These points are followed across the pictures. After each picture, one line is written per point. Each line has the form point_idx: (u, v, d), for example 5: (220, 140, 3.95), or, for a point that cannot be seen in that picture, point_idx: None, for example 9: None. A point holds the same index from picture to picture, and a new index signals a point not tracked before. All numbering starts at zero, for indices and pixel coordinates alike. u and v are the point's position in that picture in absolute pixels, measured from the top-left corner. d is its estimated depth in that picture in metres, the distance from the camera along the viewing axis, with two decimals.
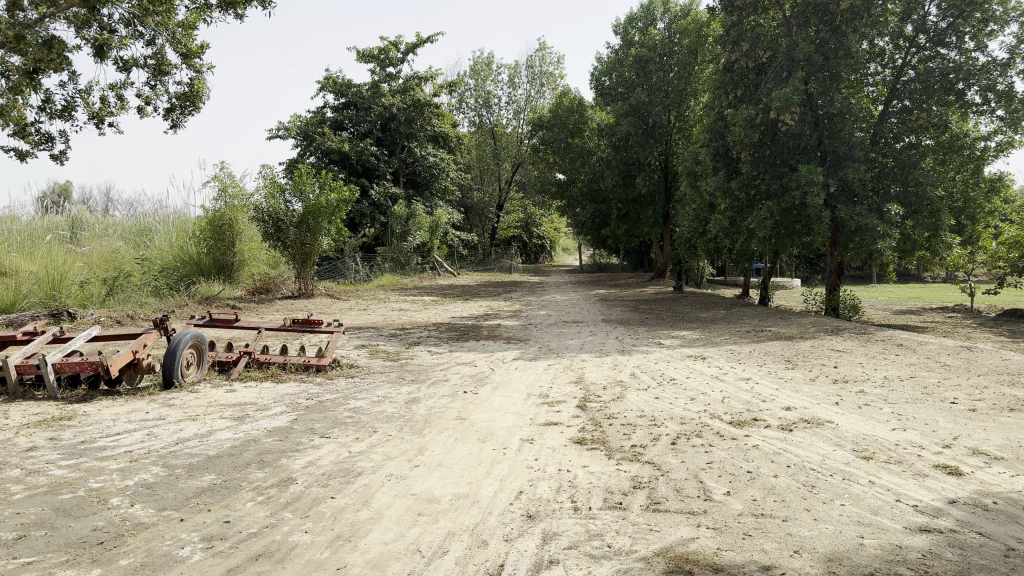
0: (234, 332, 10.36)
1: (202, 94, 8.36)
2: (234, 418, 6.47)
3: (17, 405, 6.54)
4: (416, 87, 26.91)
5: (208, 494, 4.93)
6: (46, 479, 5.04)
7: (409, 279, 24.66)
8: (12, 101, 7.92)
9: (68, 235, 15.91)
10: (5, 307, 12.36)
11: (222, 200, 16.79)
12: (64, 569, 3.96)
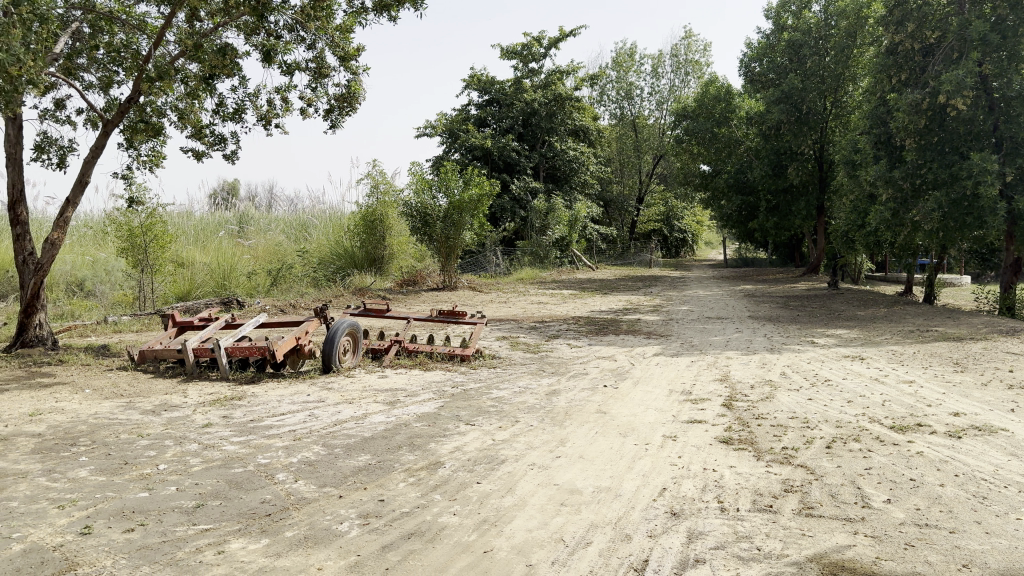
0: (385, 322, 10.82)
1: (358, 95, 8.73)
2: (386, 402, 6.78)
3: (194, 385, 7.13)
4: (558, 81, 26.94)
5: (363, 473, 5.19)
6: (221, 454, 5.47)
7: (549, 273, 24.80)
8: (191, 105, 8.51)
9: (236, 229, 17.36)
10: (182, 295, 13.64)
11: (374, 197, 17.50)
12: (236, 537, 4.29)
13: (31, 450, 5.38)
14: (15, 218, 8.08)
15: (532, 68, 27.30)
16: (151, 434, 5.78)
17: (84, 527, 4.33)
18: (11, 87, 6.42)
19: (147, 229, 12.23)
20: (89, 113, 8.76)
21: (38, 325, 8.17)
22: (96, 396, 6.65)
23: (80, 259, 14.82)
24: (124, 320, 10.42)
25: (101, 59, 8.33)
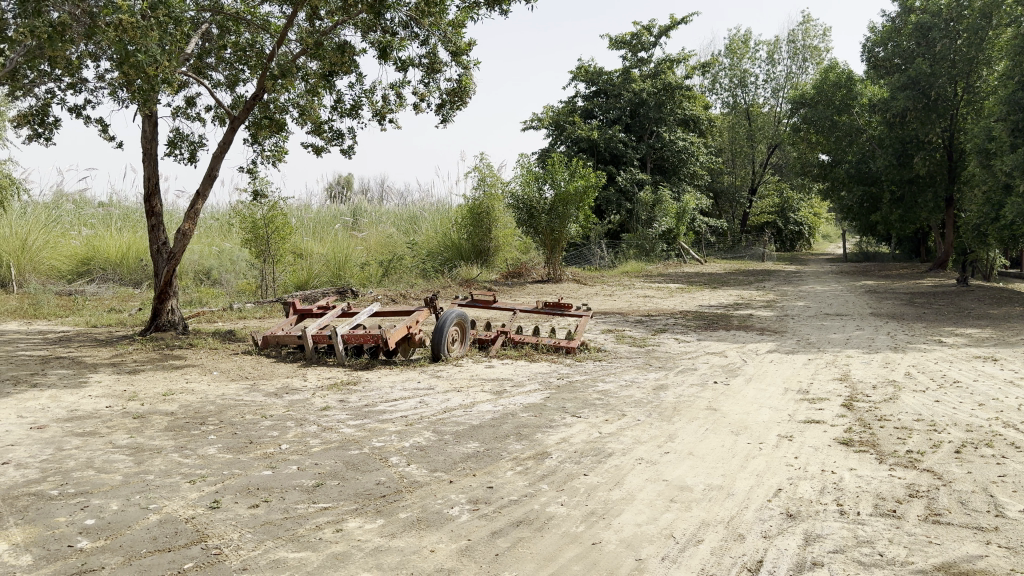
0: (492, 313, 10.97)
1: (469, 89, 8.85)
2: (493, 392, 6.87)
3: (311, 369, 7.45)
4: (668, 70, 26.46)
5: (473, 460, 5.28)
6: (338, 436, 5.69)
7: (655, 266, 24.47)
8: (311, 102, 8.84)
9: (350, 222, 18.05)
10: (300, 284, 14.26)
11: (481, 189, 17.71)
12: (353, 516, 4.45)
13: (166, 427, 5.75)
14: (151, 210, 8.63)
15: (641, 58, 26.94)
16: (273, 416, 6.07)
17: (213, 501, 4.60)
18: (148, 86, 6.79)
19: (268, 221, 12.85)
20: (216, 111, 9.25)
21: (171, 310, 8.72)
22: (224, 378, 7.05)
23: (207, 250, 15.73)
24: (247, 308, 10.98)
25: (228, 58, 8.79)
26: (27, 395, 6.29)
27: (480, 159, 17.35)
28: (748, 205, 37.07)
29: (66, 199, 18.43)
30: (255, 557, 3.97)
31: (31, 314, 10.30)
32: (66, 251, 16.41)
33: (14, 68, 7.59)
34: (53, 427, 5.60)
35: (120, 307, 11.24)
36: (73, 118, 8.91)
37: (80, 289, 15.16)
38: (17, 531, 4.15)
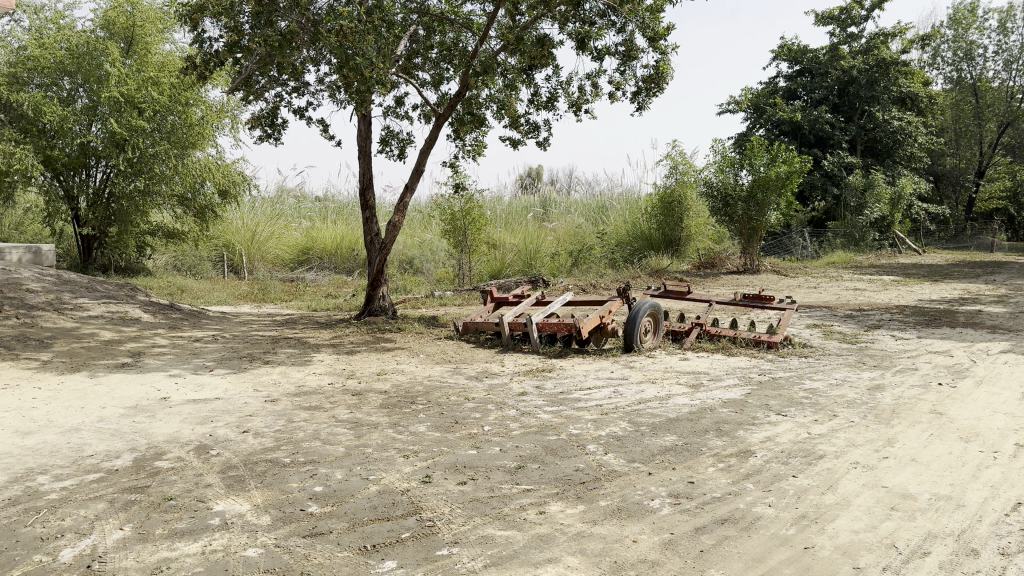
0: (688, 305, 10.74)
1: (666, 75, 8.71)
2: (690, 385, 6.75)
3: (509, 356, 7.68)
4: (882, 45, 24.72)
5: (672, 453, 5.22)
6: (537, 421, 5.83)
7: (865, 255, 22.77)
8: (509, 96, 9.06)
9: (540, 213, 18.51)
10: (493, 273, 14.80)
11: (673, 177, 17.37)
12: (555, 500, 4.55)
13: (380, 405, 6.15)
14: (365, 205, 9.25)
15: (851, 33, 25.28)
16: (475, 398, 6.33)
17: (425, 476, 4.87)
18: (364, 88, 7.25)
19: (466, 213, 13.43)
20: (423, 108, 9.72)
21: (382, 297, 9.30)
22: (428, 360, 7.45)
23: (410, 241, 16.67)
24: (448, 296, 11.49)
25: (434, 58, 9.20)
26: (261, 370, 6.99)
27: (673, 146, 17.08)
28: (974, 189, 33.59)
29: (289, 195, 20.20)
30: (465, 532, 4.16)
31: (262, 298, 11.41)
32: (289, 241, 18.01)
33: (249, 75, 8.41)
34: (284, 401, 6.18)
35: (335, 293, 12.17)
36: (299, 119, 9.72)
37: (301, 276, 16.58)
38: (258, 493, 4.62)
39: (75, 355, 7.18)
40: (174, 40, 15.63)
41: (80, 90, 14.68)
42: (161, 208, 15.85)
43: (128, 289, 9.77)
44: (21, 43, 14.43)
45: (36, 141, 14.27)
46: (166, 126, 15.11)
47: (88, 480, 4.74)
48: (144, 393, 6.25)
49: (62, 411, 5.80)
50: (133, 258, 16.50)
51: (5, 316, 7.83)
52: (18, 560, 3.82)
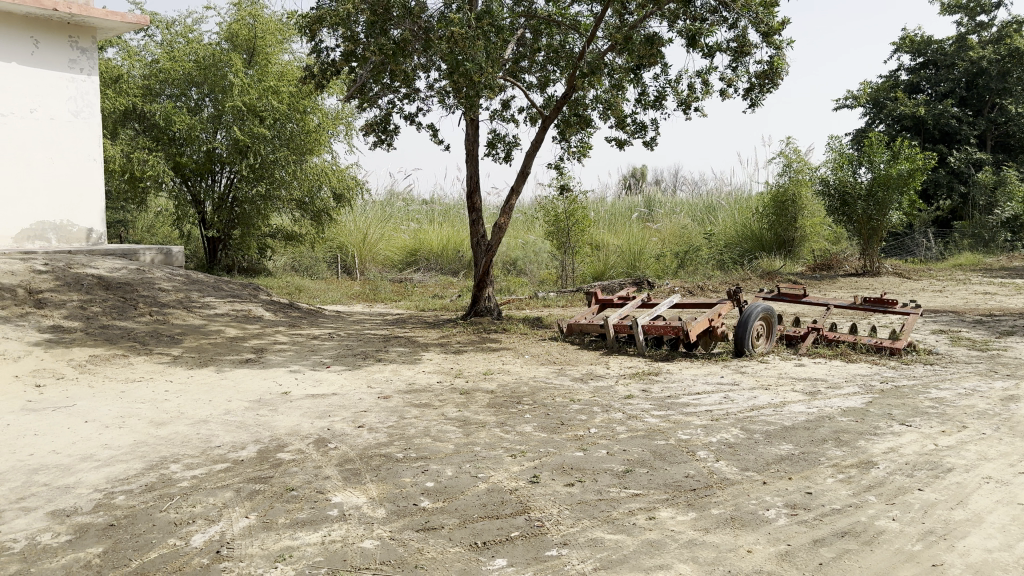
0: (802, 308, 10.38)
1: (781, 70, 8.46)
2: (806, 392, 6.52)
3: (615, 358, 7.64)
4: (1016, 33, 23.25)
5: (787, 462, 5.06)
6: (645, 425, 5.76)
7: (995, 257, 21.36)
8: (615, 96, 9.00)
9: (646, 213, 18.77)
10: (597, 275, 14.80)
11: (787, 175, 16.82)
12: (665, 506, 4.49)
13: (488, 404, 6.23)
14: (472, 207, 9.39)
15: (980, 22, 23.81)
16: (581, 400, 6.32)
17: (533, 476, 4.90)
18: (473, 93, 7.37)
19: (569, 214, 13.46)
20: (529, 111, 9.80)
21: (488, 297, 9.42)
22: (534, 361, 7.50)
23: (514, 242, 16.86)
24: (551, 297, 11.54)
25: (541, 61, 9.26)
26: (373, 368, 7.20)
27: (786, 144, 16.63)
28: None
29: (398, 198, 20.74)
30: (574, 534, 4.17)
31: (372, 298, 11.76)
32: (398, 243, 18.47)
33: (363, 83, 8.68)
34: (396, 398, 6.35)
35: (442, 293, 12.44)
36: (410, 125, 9.97)
37: (409, 277, 16.97)
38: (373, 487, 4.77)
39: (203, 350, 7.61)
40: (292, 50, 16.28)
41: (205, 99, 15.50)
42: (279, 211, 16.62)
43: (250, 288, 10.27)
44: (154, 57, 15.43)
45: (167, 150, 15.33)
46: (285, 133, 15.71)
47: (216, 469, 5.00)
48: (266, 388, 6.55)
49: (192, 404, 6.15)
50: (254, 259, 17.34)
51: (141, 313, 8.38)
52: (155, 543, 4.08)
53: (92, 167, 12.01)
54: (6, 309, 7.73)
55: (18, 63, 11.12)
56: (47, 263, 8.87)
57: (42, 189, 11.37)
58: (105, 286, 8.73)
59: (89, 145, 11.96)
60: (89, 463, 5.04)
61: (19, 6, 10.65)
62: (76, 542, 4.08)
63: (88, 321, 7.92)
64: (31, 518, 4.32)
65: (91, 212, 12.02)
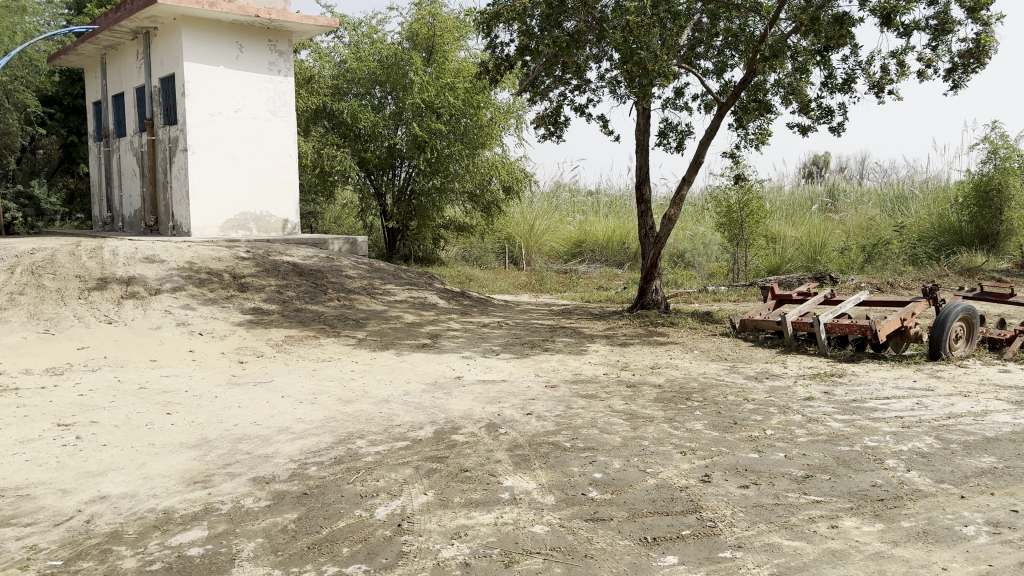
0: (1008, 309, 9.43)
1: (990, 48, 7.74)
2: (1012, 401, 5.93)
3: (792, 357, 7.31)
4: None
5: (990, 477, 4.63)
6: (826, 429, 5.47)
7: None
8: (797, 80, 8.56)
9: (829, 203, 18.13)
10: (773, 267, 14.63)
11: (991, 163, 15.04)
12: (849, 515, 4.25)
13: (656, 398, 6.15)
14: (642, 198, 9.29)
15: None
16: (756, 399, 6.10)
17: (705, 475, 4.79)
18: (647, 82, 7.30)
19: (743, 205, 13.05)
20: (705, 98, 9.52)
21: (655, 290, 9.29)
22: (706, 357, 7.32)
23: (683, 234, 16.59)
24: (722, 290, 11.21)
25: (719, 46, 8.98)
26: (542, 357, 7.30)
27: (990, 129, 14.79)
28: None
29: (564, 189, 20.88)
30: (749, 537, 4.03)
31: (538, 289, 11.93)
32: (563, 234, 18.61)
33: (535, 76, 8.80)
34: (564, 387, 6.41)
35: (607, 285, 12.41)
36: (581, 116, 9.99)
37: (574, 268, 17.07)
38: (543, 473, 4.84)
39: (383, 334, 8.03)
40: (468, 46, 16.74)
41: (388, 97, 16.35)
42: (453, 204, 17.22)
43: (427, 276, 10.72)
44: (342, 58, 16.45)
45: (353, 146, 16.34)
46: (460, 128, 16.23)
47: (396, 447, 5.27)
48: (441, 372, 6.82)
49: (374, 384, 6.52)
50: (428, 249, 18.08)
51: (329, 298, 8.97)
52: (343, 513, 4.36)
53: (287, 162, 12.95)
54: (215, 291, 8.52)
55: (225, 66, 12.19)
56: (249, 250, 9.69)
57: (243, 183, 12.42)
58: (298, 272, 9.41)
59: (284, 142, 12.91)
60: (285, 435, 5.46)
61: (226, 13, 11.67)
62: (274, 507, 4.43)
63: (283, 304, 8.57)
64: (236, 482, 4.75)
65: (286, 204, 12.98)
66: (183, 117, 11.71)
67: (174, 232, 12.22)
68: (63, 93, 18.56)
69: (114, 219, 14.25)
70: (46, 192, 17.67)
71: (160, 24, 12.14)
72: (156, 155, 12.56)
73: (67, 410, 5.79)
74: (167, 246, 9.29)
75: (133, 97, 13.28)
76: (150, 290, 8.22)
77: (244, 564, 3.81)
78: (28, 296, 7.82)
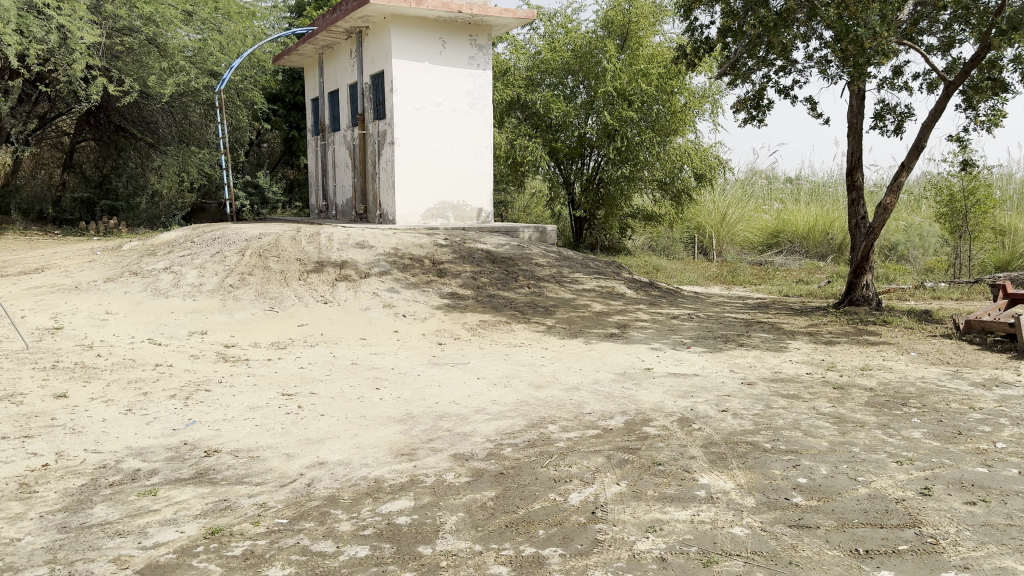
0: None
1: None
2: None
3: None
4: None
5: None
6: None
7: None
8: None
9: None
10: (1001, 262, 13.38)
11: None
12: None
13: (866, 402, 5.76)
14: (853, 185, 8.76)
15: None
16: (983, 409, 5.55)
17: (924, 487, 4.42)
18: (862, 61, 7.01)
19: (968, 193, 11.97)
20: (928, 78, 8.79)
21: (865, 286, 8.71)
22: (923, 359, 6.76)
23: (896, 226, 15.60)
24: (942, 288, 10.30)
25: (947, 20, 8.22)
26: (738, 352, 7.06)
27: None
28: None
29: (760, 175, 20.04)
30: (977, 558, 3.67)
31: (731, 280, 11.55)
32: (759, 224, 17.90)
33: (737, 58, 8.49)
34: (762, 385, 6.16)
35: (808, 278, 11.75)
36: (787, 100, 9.57)
37: (770, 259, 16.36)
38: (741, 473, 4.67)
39: (573, 322, 8.09)
40: (664, 31, 16.50)
41: (580, 86, 16.55)
42: (642, 192, 17.05)
43: (616, 266, 10.69)
44: (537, 49, 16.88)
45: (545, 136, 16.71)
46: (652, 114, 16.04)
47: (589, 434, 5.29)
48: (632, 362, 6.78)
49: (565, 370, 6.59)
50: (616, 238, 18.05)
51: (520, 285, 9.16)
52: (539, 495, 4.43)
53: (482, 153, 13.34)
54: (416, 276, 8.96)
55: (428, 61, 12.74)
56: (446, 238, 10.10)
57: (441, 173, 12.94)
58: (491, 260, 9.70)
59: (481, 133, 13.30)
60: (481, 416, 5.64)
61: (432, 10, 12.19)
62: (473, 484, 4.59)
63: (477, 290, 8.86)
64: (438, 457, 4.96)
65: (481, 193, 13.38)
66: (391, 111, 12.41)
67: (380, 219, 13.02)
68: (285, 91, 20.25)
69: (328, 207, 15.40)
70: (270, 182, 19.34)
71: (372, 23, 12.89)
72: (367, 147, 13.40)
73: (291, 381, 6.32)
74: (374, 233, 9.88)
75: (347, 93, 14.22)
76: (359, 273, 8.79)
77: (447, 536, 3.97)
78: (255, 277, 8.62)
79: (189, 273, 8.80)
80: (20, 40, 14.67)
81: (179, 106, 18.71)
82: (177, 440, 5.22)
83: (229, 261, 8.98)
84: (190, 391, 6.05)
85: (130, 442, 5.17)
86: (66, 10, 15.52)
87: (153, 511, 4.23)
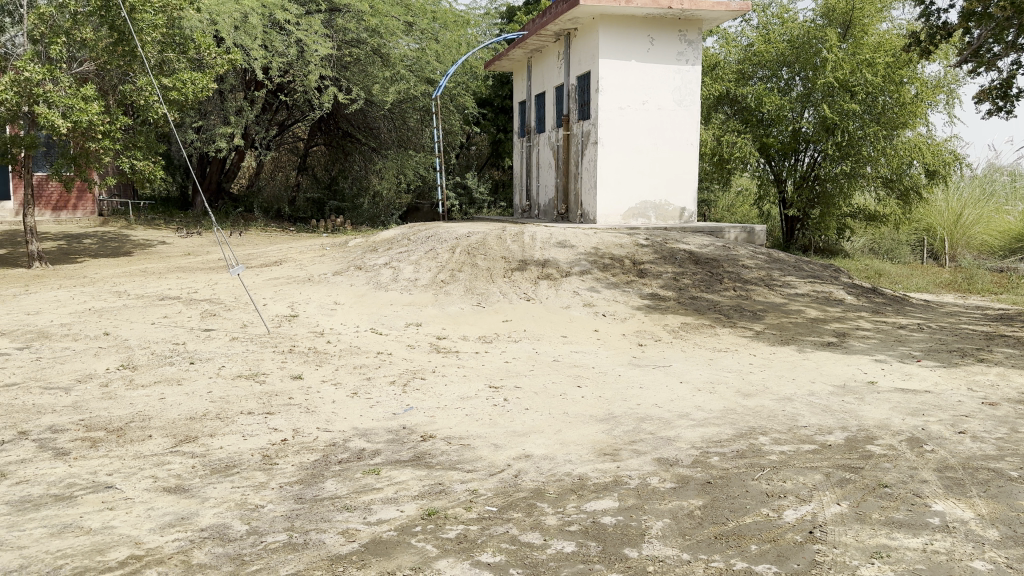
0: None
1: None
2: None
3: None
4: None
5: None
6: None
7: None
8: None
9: None
10: None
11: None
12: None
13: None
14: None
15: None
16: None
17: None
18: None
19: None
20: None
21: None
22: None
23: None
24: None
25: None
26: (977, 369, 6.41)
27: None
28: None
29: (1002, 172, 18.07)
30: None
31: (966, 288, 10.51)
32: (1001, 226, 16.18)
33: (980, 44, 7.81)
34: (1006, 407, 5.56)
35: None
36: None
37: (1014, 266, 14.73)
38: (982, 503, 4.24)
39: (785, 329, 7.73)
40: (891, 17, 15.51)
41: (796, 78, 15.90)
42: (863, 189, 15.92)
43: (831, 269, 10.07)
44: (749, 41, 16.42)
45: (755, 132, 16.18)
46: (877, 107, 14.97)
47: (804, 449, 5.03)
48: (853, 374, 6.38)
49: (775, 379, 6.32)
50: (832, 239, 17.03)
51: (725, 287, 8.90)
52: (750, 509, 4.28)
53: (686, 151, 13.07)
54: (616, 276, 8.97)
55: (635, 60, 12.69)
56: (648, 238, 10.01)
57: (644, 171, 12.84)
58: (695, 261, 9.50)
59: (685, 131, 13.04)
60: (686, 421, 5.54)
61: (640, 8, 12.10)
62: (679, 491, 4.52)
63: (679, 291, 8.72)
64: (642, 460, 4.94)
65: (684, 193, 13.12)
66: (596, 111, 12.51)
67: (581, 218, 13.18)
68: (494, 95, 20.99)
69: (530, 205, 15.81)
70: (477, 183, 20.12)
71: (579, 24, 13.02)
72: (570, 147, 13.60)
73: (498, 374, 6.56)
74: (577, 232, 9.99)
75: (552, 95, 14.50)
76: (562, 272, 8.93)
77: (654, 541, 3.94)
78: (464, 273, 9.02)
79: (405, 269, 9.37)
80: (266, 54, 16.50)
81: (398, 112, 19.77)
82: (396, 424, 5.58)
83: (441, 258, 9.45)
84: (408, 378, 6.46)
85: (356, 423, 5.60)
86: (304, 26, 17.11)
87: (377, 489, 4.55)
